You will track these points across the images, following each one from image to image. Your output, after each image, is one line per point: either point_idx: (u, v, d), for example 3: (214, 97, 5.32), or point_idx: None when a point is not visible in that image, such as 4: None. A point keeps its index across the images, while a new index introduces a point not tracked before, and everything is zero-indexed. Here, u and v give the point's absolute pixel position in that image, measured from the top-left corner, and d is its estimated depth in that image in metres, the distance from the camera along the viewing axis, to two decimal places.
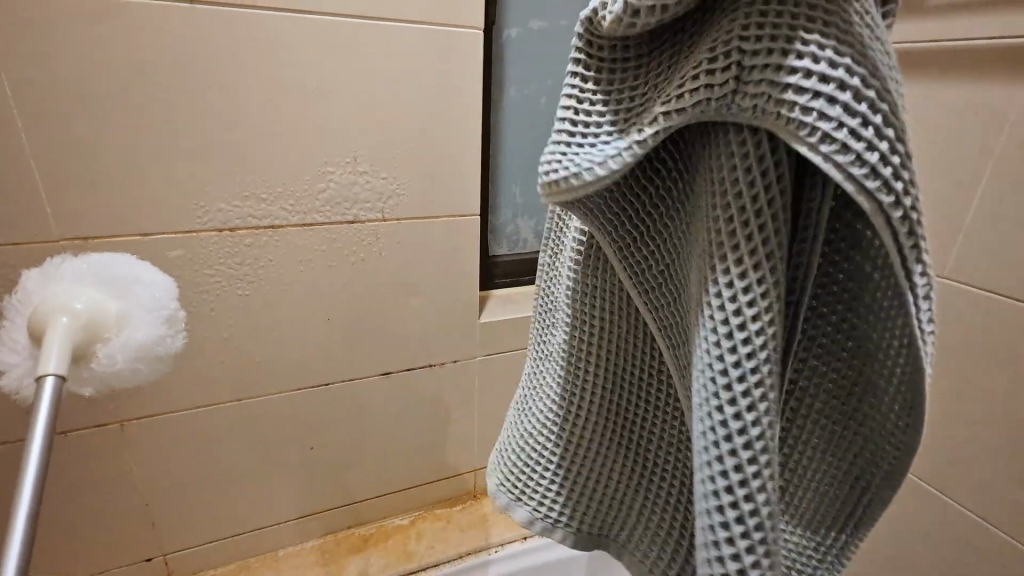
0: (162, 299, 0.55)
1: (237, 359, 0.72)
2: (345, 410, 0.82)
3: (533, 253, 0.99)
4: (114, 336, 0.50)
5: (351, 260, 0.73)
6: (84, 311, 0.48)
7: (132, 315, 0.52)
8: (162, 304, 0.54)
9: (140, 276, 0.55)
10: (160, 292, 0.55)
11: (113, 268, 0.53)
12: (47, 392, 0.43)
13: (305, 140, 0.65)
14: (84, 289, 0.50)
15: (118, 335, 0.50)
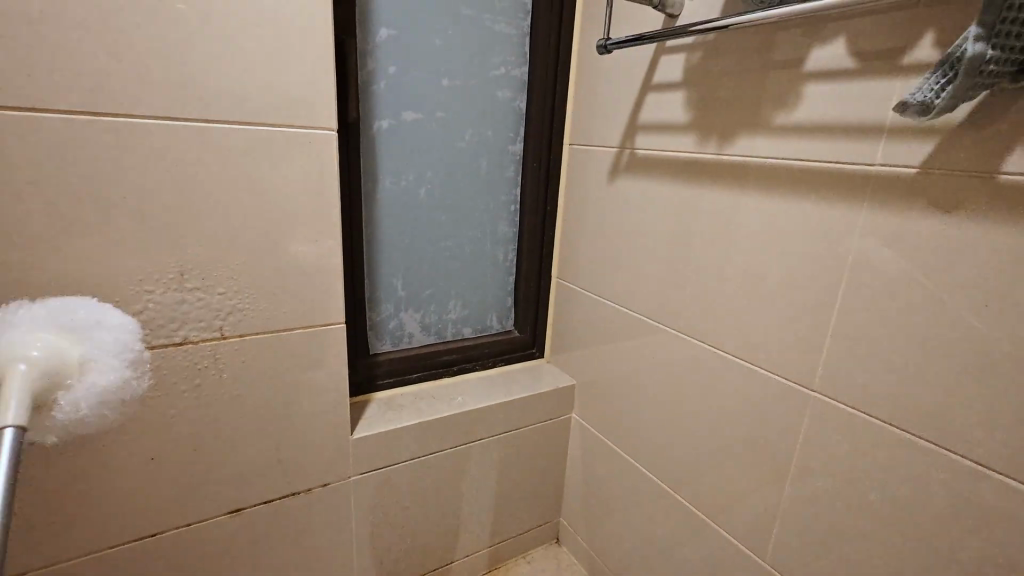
0: (126, 341, 0.52)
1: (27, 517, 0.58)
2: (184, 559, 0.68)
3: (420, 347, 0.92)
4: (72, 384, 0.45)
5: (182, 388, 0.62)
6: (37, 359, 0.42)
7: (95, 361, 0.47)
8: (112, 351, 0.49)
9: (101, 321, 0.51)
10: (118, 336, 0.52)
11: (61, 306, 0.49)
12: (4, 445, 0.36)
13: (111, 256, 0.55)
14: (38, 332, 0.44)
15: (79, 381, 0.46)
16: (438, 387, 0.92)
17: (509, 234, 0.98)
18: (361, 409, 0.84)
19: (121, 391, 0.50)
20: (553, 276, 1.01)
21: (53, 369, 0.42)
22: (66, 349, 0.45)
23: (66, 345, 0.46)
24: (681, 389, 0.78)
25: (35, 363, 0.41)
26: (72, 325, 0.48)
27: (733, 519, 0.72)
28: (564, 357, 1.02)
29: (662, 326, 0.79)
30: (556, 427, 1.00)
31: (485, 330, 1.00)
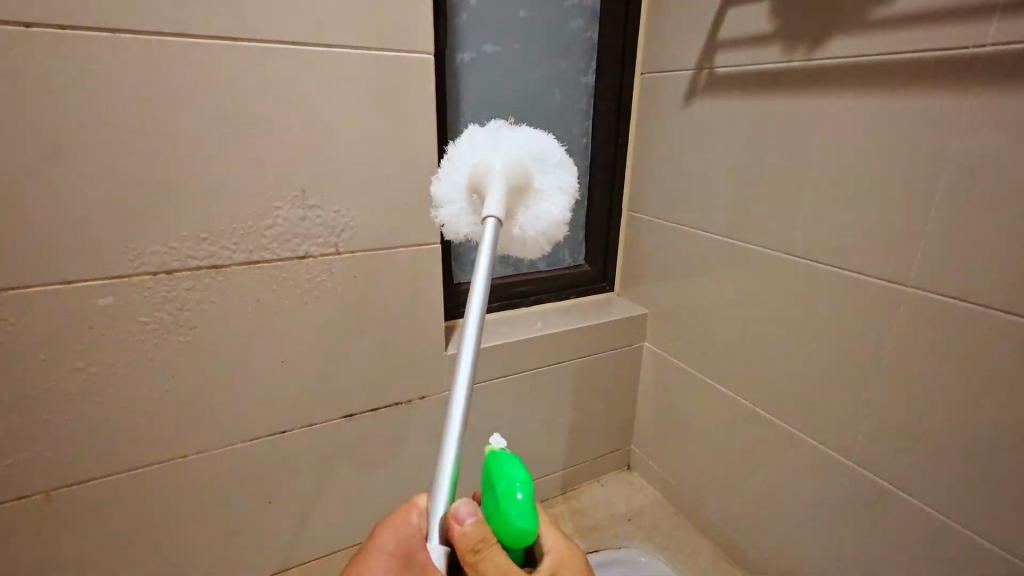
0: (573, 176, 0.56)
1: (183, 409, 0.66)
2: (306, 457, 0.77)
3: (499, 278, 0.97)
4: (528, 207, 0.54)
5: (304, 299, 0.69)
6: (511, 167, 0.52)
7: (547, 192, 0.54)
8: (569, 188, 0.55)
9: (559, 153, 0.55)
10: (568, 179, 0.55)
11: (530, 135, 0.55)
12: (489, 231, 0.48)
13: (246, 174, 0.61)
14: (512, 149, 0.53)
15: (535, 206, 0.54)
16: (516, 316, 0.97)
17: (580, 168, 1.00)
18: (449, 332, 0.89)
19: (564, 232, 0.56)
20: (624, 209, 1.03)
21: (515, 184, 0.53)
22: (531, 170, 0.54)
23: (535, 172, 0.54)
24: (762, 304, 0.79)
25: (516, 165, 0.52)
26: (513, 142, 0.54)
27: (816, 425, 0.74)
28: (635, 289, 1.05)
29: (743, 244, 0.80)
30: (627, 355, 1.03)
31: (558, 263, 1.04)
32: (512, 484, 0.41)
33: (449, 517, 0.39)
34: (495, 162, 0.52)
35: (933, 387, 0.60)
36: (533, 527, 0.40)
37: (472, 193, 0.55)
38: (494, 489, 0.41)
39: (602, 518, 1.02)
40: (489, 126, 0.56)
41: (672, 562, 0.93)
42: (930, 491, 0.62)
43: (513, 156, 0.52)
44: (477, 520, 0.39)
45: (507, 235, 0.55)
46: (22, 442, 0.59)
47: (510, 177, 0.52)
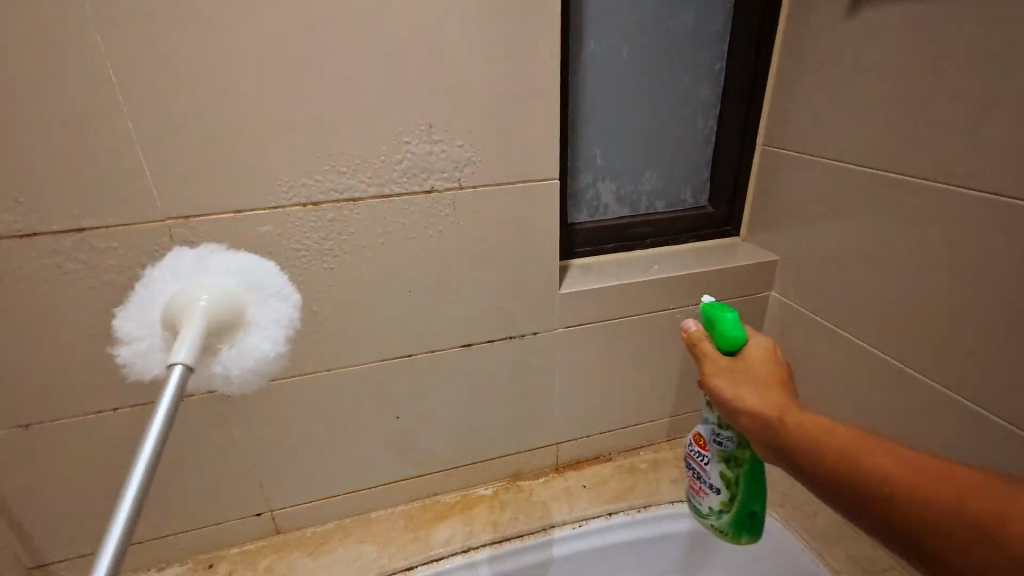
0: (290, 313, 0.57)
1: (327, 330, 0.74)
2: (428, 382, 0.83)
3: (614, 219, 0.94)
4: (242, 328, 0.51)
5: (429, 232, 0.73)
6: (221, 296, 0.50)
7: (259, 326, 0.52)
8: (283, 321, 0.54)
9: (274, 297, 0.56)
10: (284, 313, 0.55)
11: (247, 266, 0.58)
12: (173, 380, 0.42)
13: (378, 109, 0.64)
14: (224, 278, 0.53)
15: (239, 342, 0.50)
16: (631, 258, 0.94)
17: (711, 99, 0.91)
18: (562, 271, 0.89)
19: (279, 361, 0.54)
20: (758, 144, 0.93)
21: (223, 320, 0.48)
22: (240, 294, 0.53)
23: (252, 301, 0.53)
24: (924, 250, 0.68)
25: (222, 300, 0.49)
26: (189, 279, 0.53)
27: (986, 392, 0.64)
28: (764, 234, 0.96)
29: (904, 177, 0.69)
30: (749, 305, 0.96)
31: (678, 204, 0.98)
32: (724, 316, 0.57)
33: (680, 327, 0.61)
34: (198, 298, 0.48)
35: None
36: (742, 338, 0.56)
37: (166, 330, 0.49)
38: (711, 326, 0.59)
39: None
40: (199, 250, 0.60)
41: (788, 522, 0.88)
42: None
43: (222, 286, 0.52)
44: (696, 328, 0.59)
45: (205, 369, 0.50)
46: None
47: (215, 311, 0.48)
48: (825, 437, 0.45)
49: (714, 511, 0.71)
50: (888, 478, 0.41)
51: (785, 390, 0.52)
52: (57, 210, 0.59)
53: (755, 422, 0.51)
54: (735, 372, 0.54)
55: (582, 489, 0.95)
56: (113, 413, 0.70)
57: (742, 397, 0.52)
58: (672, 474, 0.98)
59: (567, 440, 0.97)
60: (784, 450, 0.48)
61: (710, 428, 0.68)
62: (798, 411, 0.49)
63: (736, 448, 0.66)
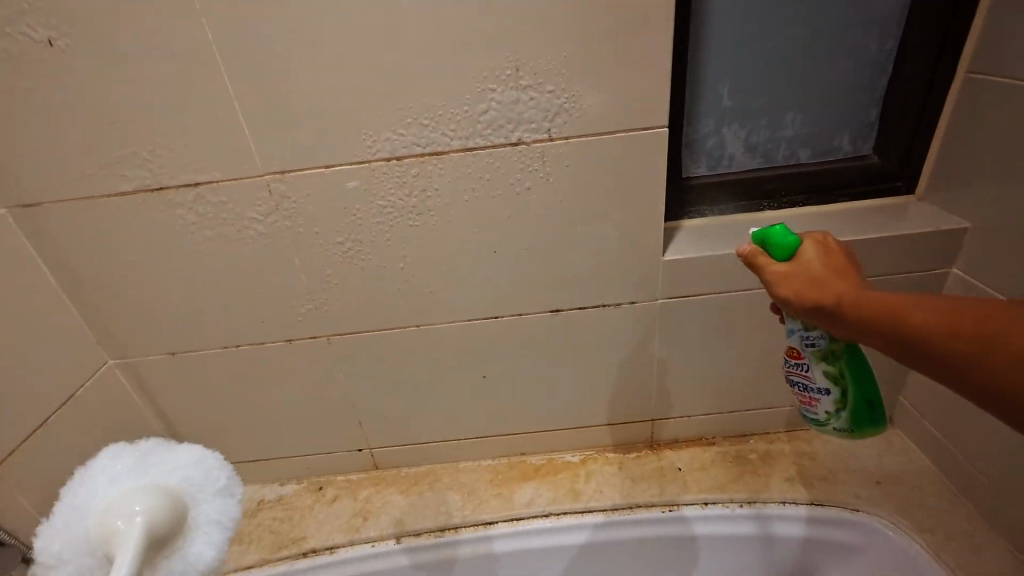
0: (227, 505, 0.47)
1: (414, 287, 0.74)
2: (514, 346, 0.80)
3: (741, 173, 0.78)
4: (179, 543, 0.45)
5: (516, 189, 0.67)
6: (159, 505, 0.44)
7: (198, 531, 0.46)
8: (223, 524, 0.46)
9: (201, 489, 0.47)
10: (225, 510, 0.47)
11: (201, 466, 0.48)
12: None
13: (461, 52, 0.58)
14: (146, 486, 0.45)
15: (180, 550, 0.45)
16: (758, 220, 0.79)
17: (893, 12, 0.69)
18: (670, 234, 0.77)
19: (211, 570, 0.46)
20: (959, 71, 0.69)
21: (155, 535, 0.43)
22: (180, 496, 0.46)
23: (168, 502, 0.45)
24: None
25: (163, 505, 0.44)
26: (157, 476, 0.46)
27: None
28: (952, 192, 0.73)
29: None
30: (918, 283, 0.76)
31: (830, 154, 0.79)
32: (773, 228, 0.51)
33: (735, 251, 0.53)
34: (133, 506, 0.44)
35: None
36: (793, 240, 0.50)
37: (102, 552, 0.44)
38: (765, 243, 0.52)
39: (840, 472, 0.84)
40: (140, 444, 0.49)
41: (936, 550, 0.72)
42: None
43: (150, 494, 0.44)
44: (747, 246, 0.52)
45: None
46: (308, 297, 0.74)
47: (152, 529, 0.43)
48: (881, 304, 0.45)
49: (832, 414, 0.59)
50: (938, 329, 0.42)
51: (845, 275, 0.48)
52: (178, 167, 0.64)
53: (814, 312, 0.48)
54: (794, 275, 0.49)
55: (677, 471, 0.87)
56: (236, 349, 0.79)
57: (800, 295, 0.48)
58: (788, 471, 0.85)
59: (664, 418, 0.89)
60: (853, 328, 0.46)
61: (795, 335, 0.56)
62: (854, 289, 0.46)
63: (832, 342, 0.55)
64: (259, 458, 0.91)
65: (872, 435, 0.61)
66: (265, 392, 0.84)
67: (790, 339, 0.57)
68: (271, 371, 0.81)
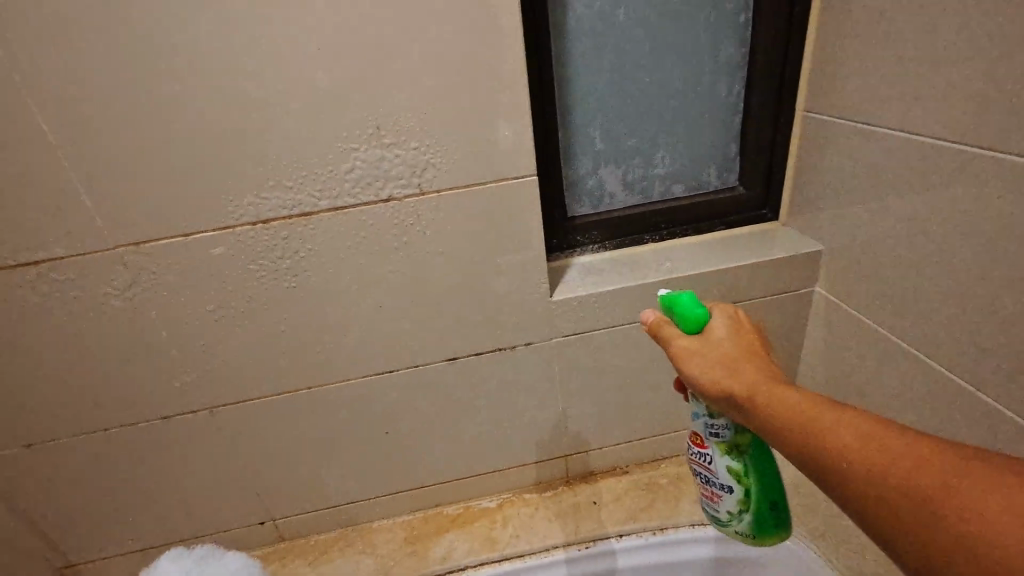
0: None
1: (299, 349, 0.71)
2: (413, 398, 0.78)
3: (621, 210, 0.82)
4: None
5: (394, 244, 0.66)
6: None
7: None
8: None
9: None
10: None
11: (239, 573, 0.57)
12: None
13: (318, 115, 0.58)
14: None
15: None
16: (642, 253, 0.82)
17: (735, 59, 0.76)
18: (560, 273, 0.79)
19: None
20: (798, 110, 0.77)
21: None
22: None
23: None
24: (1014, 244, 0.51)
25: None
26: None
27: None
28: (809, 217, 0.79)
29: (987, 154, 0.52)
30: (789, 302, 0.82)
31: (700, 187, 0.84)
32: (681, 297, 0.52)
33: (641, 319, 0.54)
34: None
35: None
36: (699, 313, 0.51)
37: None
38: (669, 314, 0.52)
39: None
40: (196, 551, 0.58)
41: (828, 555, 0.76)
42: None
43: None
44: (651, 315, 0.53)
45: None
46: (183, 369, 0.70)
47: None
48: (798, 414, 0.42)
49: (734, 515, 0.59)
50: (863, 457, 0.37)
51: (759, 363, 0.47)
52: (13, 244, 0.59)
53: (723, 399, 0.47)
54: (705, 355, 0.49)
55: (592, 505, 0.87)
56: (106, 433, 0.72)
57: (707, 377, 0.48)
58: (696, 493, 0.87)
59: (576, 453, 0.89)
60: (761, 429, 0.44)
61: (703, 423, 0.56)
62: (768, 385, 0.45)
63: (737, 435, 0.55)
64: (145, 547, 0.83)
65: (770, 544, 0.61)
66: (145, 475, 0.77)
67: (697, 427, 0.58)
68: (149, 451, 0.75)
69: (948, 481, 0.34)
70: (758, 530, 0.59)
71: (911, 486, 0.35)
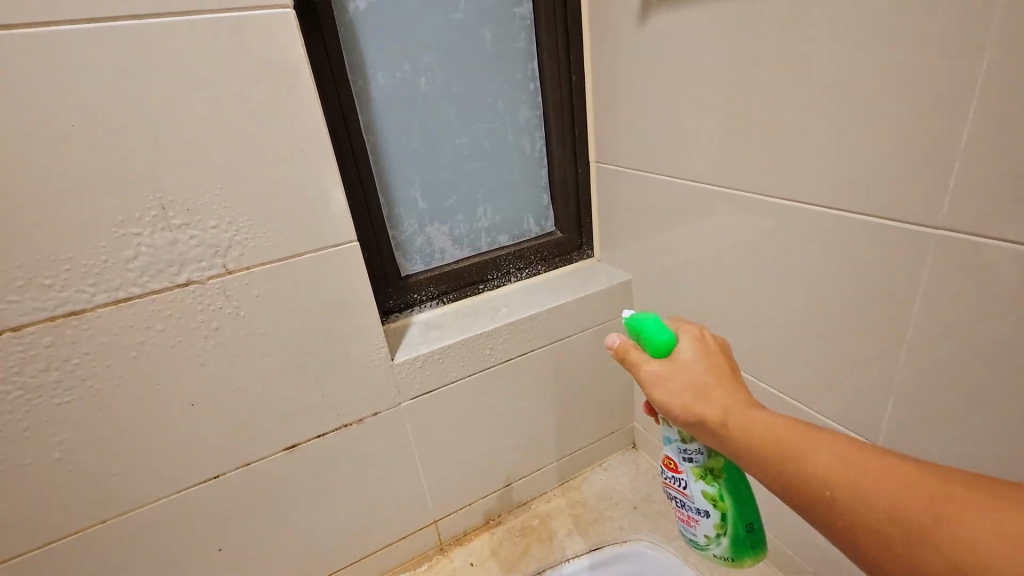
0: None
1: (87, 476, 0.58)
2: (249, 502, 0.68)
3: (453, 264, 0.84)
4: None
5: (201, 332, 0.59)
6: None
7: None
8: None
9: None
10: None
11: None
12: None
13: (83, 198, 0.50)
14: None
15: None
16: (479, 303, 0.84)
17: (533, 121, 0.85)
18: (400, 333, 0.77)
19: None
20: (591, 161, 0.88)
21: None
22: None
23: None
24: (763, 259, 0.64)
25: None
26: None
27: (843, 404, 0.61)
28: (617, 252, 0.90)
29: (729, 191, 0.66)
30: (615, 329, 0.90)
31: (523, 235, 0.91)
32: (647, 322, 0.49)
33: (607, 346, 0.51)
34: None
35: (961, 347, 0.48)
36: (670, 338, 0.47)
37: None
38: (638, 339, 0.49)
39: (607, 509, 0.92)
40: None
41: (685, 554, 0.83)
42: None
43: None
44: (620, 342, 0.49)
45: None
46: None
47: None
48: (772, 437, 0.38)
49: (712, 538, 0.55)
50: (846, 481, 0.33)
51: (730, 384, 0.44)
52: None
53: (698, 427, 0.43)
54: (673, 377, 0.45)
55: (469, 567, 0.84)
56: None
57: (679, 400, 0.44)
58: (567, 526, 0.89)
59: (445, 517, 0.86)
60: (738, 459, 0.40)
61: (676, 447, 0.53)
62: (744, 412, 0.41)
63: (710, 458, 0.52)
64: None
65: (750, 565, 0.58)
66: None
67: (669, 451, 0.54)
68: None
69: (942, 504, 0.29)
70: (736, 552, 0.55)
71: (899, 509, 0.30)
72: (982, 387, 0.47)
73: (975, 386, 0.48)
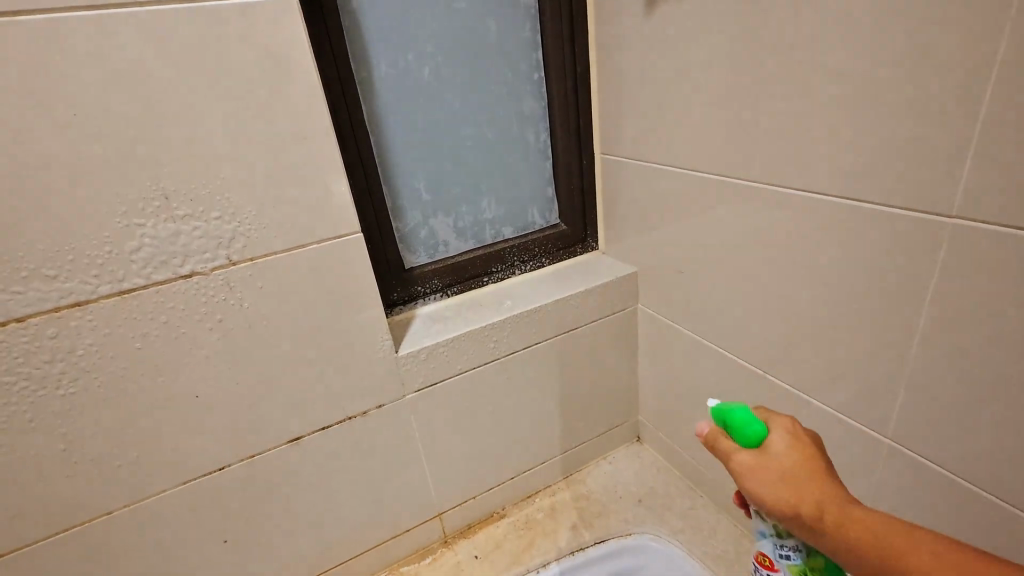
0: None
1: (92, 467, 0.58)
2: (254, 493, 0.68)
3: (457, 257, 0.83)
4: None
5: (205, 323, 0.58)
6: None
7: None
8: None
9: None
10: None
11: None
12: None
13: (84, 189, 0.49)
14: None
15: None
16: (484, 296, 0.84)
17: (537, 112, 0.84)
18: (404, 326, 0.77)
19: None
20: (596, 152, 0.87)
21: None
22: None
23: None
24: (770, 250, 0.64)
25: None
26: None
27: (850, 397, 0.60)
28: (622, 244, 0.90)
29: (736, 182, 0.65)
30: (620, 322, 0.89)
31: (528, 228, 0.90)
32: (733, 410, 0.45)
33: (697, 435, 0.48)
34: None
35: (972, 340, 0.47)
36: (762, 430, 0.44)
37: None
38: (725, 429, 0.46)
39: (611, 502, 0.92)
40: None
41: (690, 547, 0.83)
42: (1005, 478, 0.48)
43: None
44: (709, 432, 0.46)
45: None
46: None
47: None
48: (881, 547, 0.35)
49: None
50: None
51: (826, 475, 0.41)
52: None
53: (794, 522, 0.40)
54: (764, 468, 0.42)
55: (474, 560, 0.84)
56: None
57: (774, 496, 0.41)
58: (572, 519, 0.89)
59: (449, 510, 0.85)
60: (842, 561, 0.38)
61: (769, 544, 0.47)
62: (844, 511, 0.38)
63: (812, 559, 0.46)
64: None
65: None
66: None
67: (763, 548, 0.49)
68: None
69: None
70: None
71: None
72: (994, 380, 0.47)
73: (987, 380, 0.47)
